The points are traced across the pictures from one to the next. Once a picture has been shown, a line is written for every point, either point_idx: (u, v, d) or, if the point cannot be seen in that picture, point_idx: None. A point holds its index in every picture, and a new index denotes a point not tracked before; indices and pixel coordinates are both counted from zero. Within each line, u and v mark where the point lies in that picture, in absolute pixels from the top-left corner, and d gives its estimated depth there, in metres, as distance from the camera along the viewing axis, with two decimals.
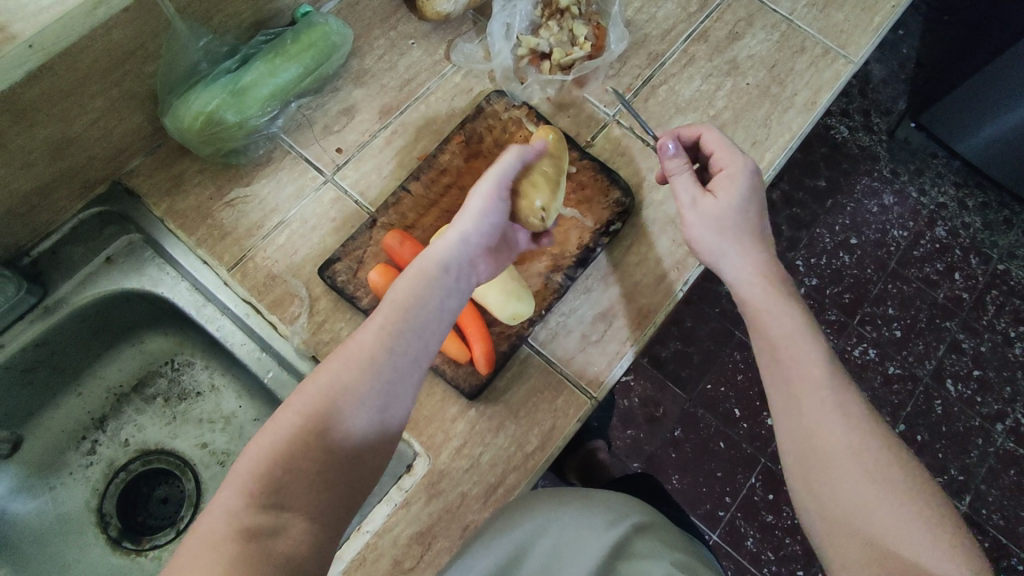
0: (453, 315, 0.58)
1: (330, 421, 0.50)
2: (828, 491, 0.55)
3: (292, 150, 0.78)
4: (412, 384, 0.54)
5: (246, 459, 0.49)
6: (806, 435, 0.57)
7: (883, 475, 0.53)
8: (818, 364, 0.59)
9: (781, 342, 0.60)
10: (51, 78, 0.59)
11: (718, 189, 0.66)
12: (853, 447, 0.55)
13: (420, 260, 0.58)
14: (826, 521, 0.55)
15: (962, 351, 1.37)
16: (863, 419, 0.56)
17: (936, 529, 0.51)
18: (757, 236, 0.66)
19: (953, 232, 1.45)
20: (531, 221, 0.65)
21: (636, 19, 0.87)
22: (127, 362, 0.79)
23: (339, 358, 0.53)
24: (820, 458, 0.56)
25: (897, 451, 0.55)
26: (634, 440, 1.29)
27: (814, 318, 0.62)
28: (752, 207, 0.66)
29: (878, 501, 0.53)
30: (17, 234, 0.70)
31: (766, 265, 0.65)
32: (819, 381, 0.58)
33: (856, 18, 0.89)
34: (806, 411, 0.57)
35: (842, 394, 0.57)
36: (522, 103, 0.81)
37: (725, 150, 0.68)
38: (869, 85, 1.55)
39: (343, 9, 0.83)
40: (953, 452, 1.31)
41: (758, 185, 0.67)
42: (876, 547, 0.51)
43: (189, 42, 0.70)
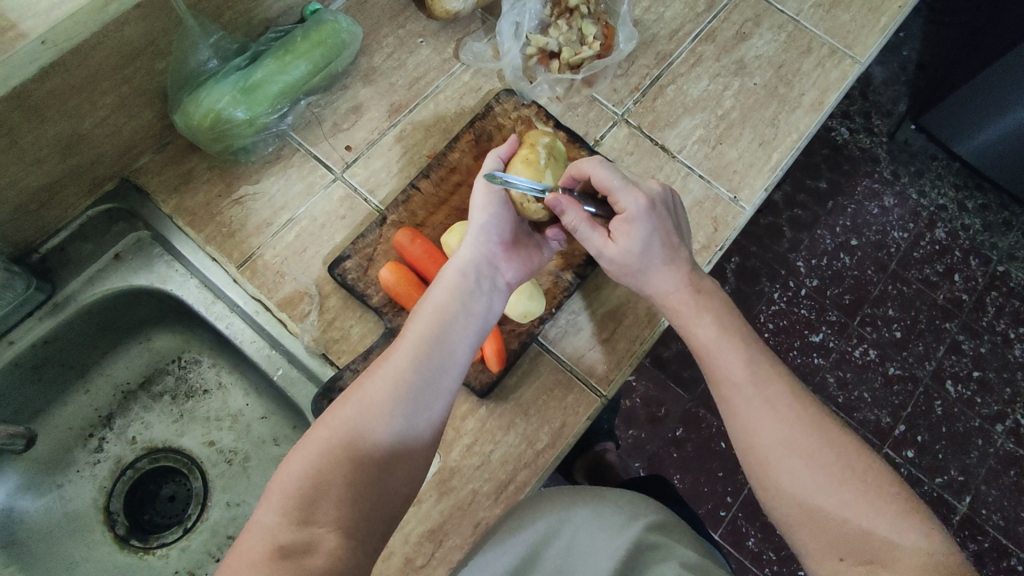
0: (478, 321, 0.59)
1: (360, 431, 0.50)
2: (777, 489, 0.54)
3: (301, 147, 0.78)
4: (440, 389, 0.54)
5: (280, 478, 0.49)
6: (745, 438, 0.56)
7: (823, 461, 0.53)
8: (741, 364, 0.58)
9: (703, 352, 0.60)
10: (64, 75, 0.59)
11: (616, 239, 0.61)
12: (787, 441, 0.54)
13: (443, 278, 0.60)
14: (782, 519, 0.55)
15: (962, 352, 1.38)
16: (792, 407, 0.56)
17: (880, 501, 0.52)
18: (664, 276, 0.62)
19: (953, 234, 1.46)
20: (529, 207, 0.65)
21: (645, 19, 0.87)
22: (135, 359, 0.79)
23: (368, 373, 0.54)
24: (762, 459, 0.55)
25: (829, 429, 0.55)
26: (636, 440, 1.29)
27: (732, 312, 0.62)
28: (657, 245, 0.61)
29: (825, 488, 0.52)
30: (27, 229, 0.69)
31: (677, 307, 0.62)
32: (743, 381, 0.57)
33: (862, 18, 0.89)
34: (738, 414, 0.57)
35: (768, 386, 0.57)
36: (531, 102, 0.81)
37: (618, 190, 0.61)
38: (870, 87, 1.55)
39: (351, 8, 0.83)
40: (953, 453, 1.32)
41: (657, 216, 0.62)
42: (833, 535, 0.52)
43: (200, 39, 0.70)
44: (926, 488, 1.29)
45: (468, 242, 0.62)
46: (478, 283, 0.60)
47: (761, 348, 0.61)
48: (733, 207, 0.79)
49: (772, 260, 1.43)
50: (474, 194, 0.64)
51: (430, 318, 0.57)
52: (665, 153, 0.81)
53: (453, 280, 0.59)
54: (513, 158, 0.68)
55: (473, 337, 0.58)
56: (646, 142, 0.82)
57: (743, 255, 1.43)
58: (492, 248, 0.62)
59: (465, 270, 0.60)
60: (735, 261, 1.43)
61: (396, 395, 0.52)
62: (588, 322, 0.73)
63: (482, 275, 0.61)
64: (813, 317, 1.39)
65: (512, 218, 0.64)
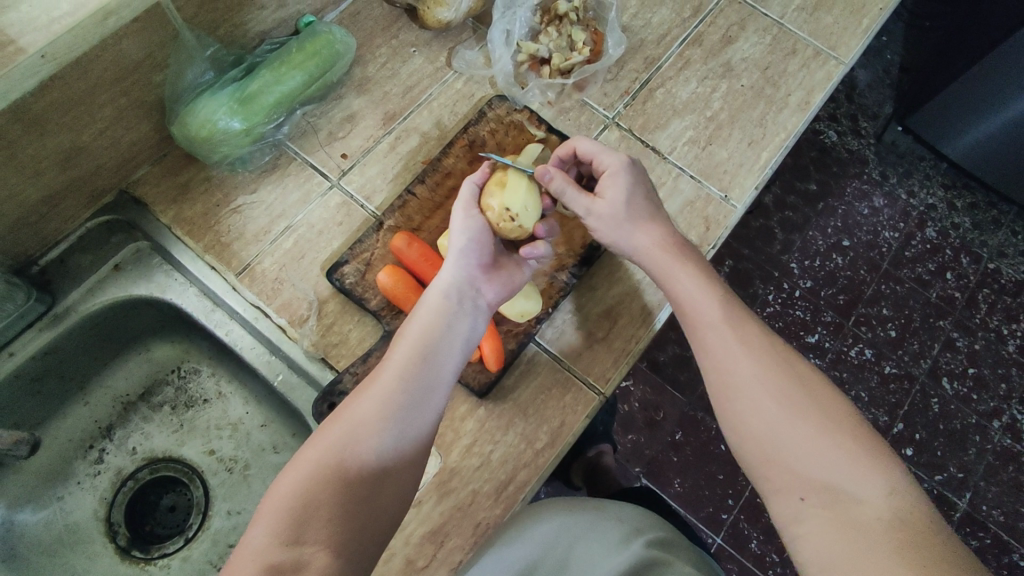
0: (464, 341, 0.59)
1: (350, 451, 0.51)
2: (746, 425, 0.57)
3: (297, 156, 0.79)
4: (429, 407, 0.55)
5: (271, 500, 0.50)
6: (720, 375, 0.59)
7: (793, 401, 0.55)
8: (717, 308, 0.61)
9: (685, 303, 0.62)
10: (63, 87, 0.60)
11: (603, 191, 0.66)
12: (759, 379, 0.57)
13: (426, 298, 0.61)
14: (749, 456, 0.57)
15: (957, 349, 1.39)
16: (766, 350, 0.59)
17: (848, 445, 0.53)
18: (648, 227, 0.65)
19: (943, 233, 1.48)
20: (506, 228, 0.66)
21: (633, 25, 0.89)
22: (134, 370, 0.79)
23: (356, 396, 0.55)
24: (734, 394, 0.57)
25: (801, 374, 0.58)
26: (635, 445, 1.29)
27: (711, 269, 0.65)
28: (640, 197, 0.66)
29: (792, 427, 0.54)
30: (26, 242, 0.70)
31: (664, 259, 0.64)
32: (720, 321, 0.60)
33: (845, 21, 0.92)
34: (713, 353, 0.59)
35: (744, 330, 0.60)
36: (523, 107, 0.82)
37: (600, 152, 0.68)
38: (855, 90, 1.58)
39: (345, 20, 0.85)
40: (951, 450, 1.32)
41: (640, 176, 0.67)
42: (797, 473, 0.53)
43: (196, 51, 0.71)
44: (926, 485, 1.30)
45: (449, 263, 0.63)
46: (460, 305, 0.61)
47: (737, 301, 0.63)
48: (725, 206, 0.81)
49: (765, 262, 1.44)
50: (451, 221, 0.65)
51: (416, 340, 0.57)
52: (656, 154, 0.83)
53: (437, 300, 0.60)
54: (488, 181, 0.68)
55: (459, 358, 0.58)
56: (637, 144, 0.83)
57: (736, 258, 1.44)
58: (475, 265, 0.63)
59: (448, 291, 0.61)
60: (728, 264, 1.44)
61: (386, 416, 0.53)
62: (584, 321, 0.73)
63: (465, 296, 0.61)
64: (808, 318, 1.40)
65: (489, 240, 0.64)
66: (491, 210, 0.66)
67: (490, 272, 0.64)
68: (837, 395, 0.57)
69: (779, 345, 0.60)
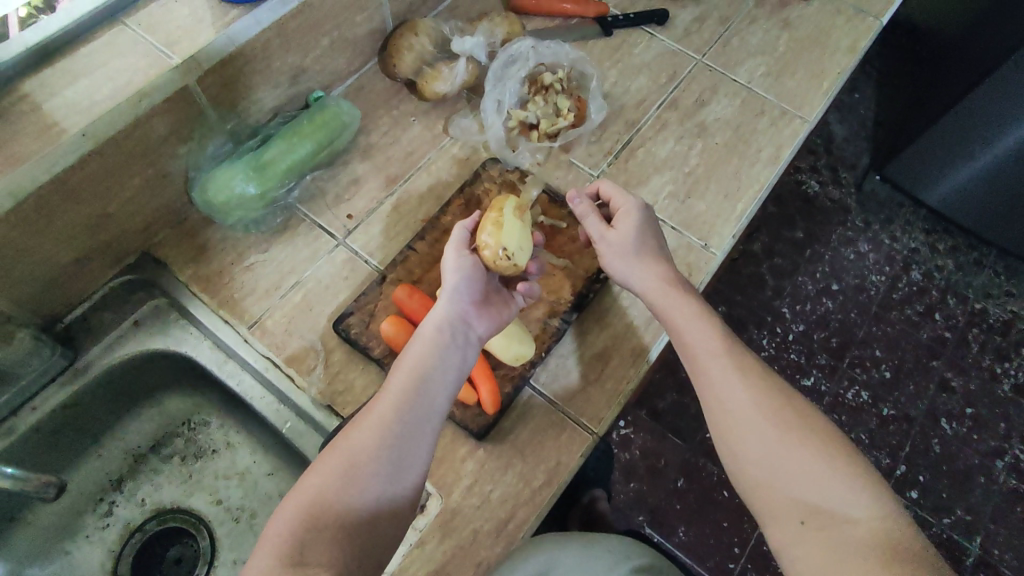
0: (455, 371, 0.64)
1: (349, 479, 0.56)
2: (744, 452, 0.62)
3: (306, 217, 0.85)
4: (423, 436, 0.60)
5: (277, 524, 0.55)
6: (718, 403, 0.64)
7: (786, 428, 0.61)
8: (715, 337, 0.67)
9: (684, 331, 0.68)
10: (98, 161, 0.67)
11: (616, 223, 0.74)
12: (756, 410, 0.62)
13: (421, 331, 0.66)
14: (744, 480, 0.62)
15: (952, 389, 1.42)
16: (759, 379, 0.65)
17: (839, 471, 0.59)
18: (653, 262, 0.72)
19: (928, 275, 1.54)
20: (501, 264, 0.71)
21: (614, 92, 0.98)
22: (146, 423, 0.83)
23: (354, 425, 0.60)
24: (732, 422, 0.63)
25: (793, 404, 0.63)
26: (638, 493, 1.30)
27: (709, 306, 0.71)
28: (648, 235, 0.74)
29: (789, 455, 0.60)
30: (54, 302, 0.75)
31: (663, 291, 0.71)
32: (718, 350, 0.66)
33: (808, 83, 1.00)
34: (712, 380, 0.65)
35: (740, 358, 0.66)
36: (514, 168, 0.89)
37: (616, 193, 0.77)
38: (833, 143, 1.67)
39: (350, 94, 0.93)
40: (957, 492, 1.33)
41: (650, 219, 0.76)
42: (791, 496, 0.59)
43: (217, 126, 0.79)
44: (935, 529, 1.29)
45: (441, 299, 0.68)
46: (452, 338, 0.66)
47: (732, 335, 0.69)
48: (705, 253, 0.86)
49: (756, 307, 1.49)
50: (444, 263, 0.71)
51: (411, 372, 0.62)
52: None
53: (430, 334, 0.65)
54: (480, 224, 0.74)
55: (451, 388, 0.63)
56: None
57: (728, 304, 1.49)
58: (465, 300, 0.68)
59: (441, 325, 0.66)
60: (721, 310, 1.49)
61: (381, 445, 0.58)
62: (576, 364, 0.77)
63: (456, 329, 0.66)
64: (802, 361, 1.44)
65: (480, 277, 0.70)
66: (486, 248, 0.71)
67: (480, 305, 0.69)
68: (828, 423, 0.63)
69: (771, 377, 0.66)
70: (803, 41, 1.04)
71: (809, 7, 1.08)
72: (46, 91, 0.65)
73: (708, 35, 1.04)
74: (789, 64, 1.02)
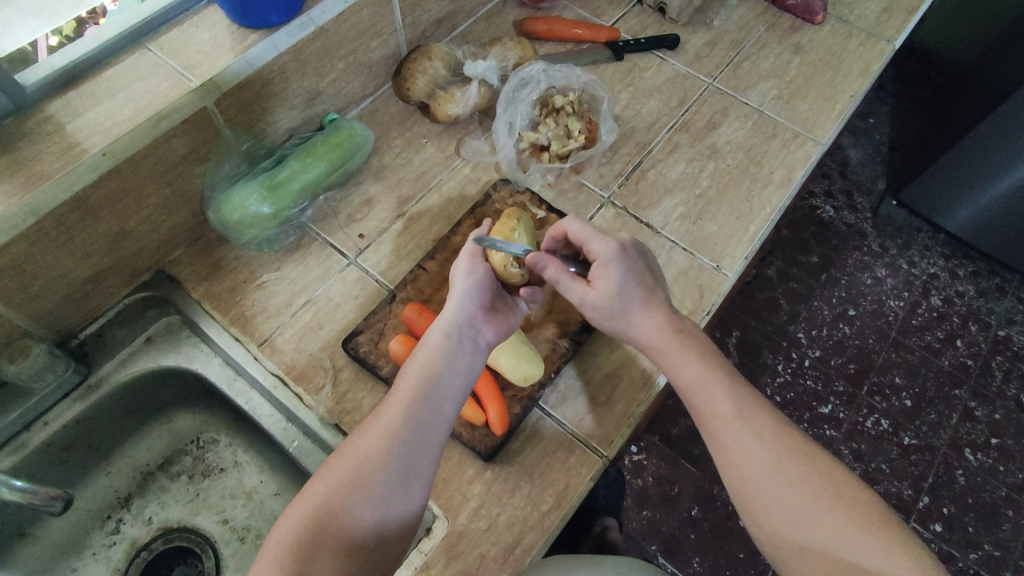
0: (464, 378, 0.63)
1: (355, 486, 0.56)
2: (770, 518, 0.60)
3: (318, 236, 0.86)
4: (429, 443, 0.59)
5: (282, 531, 0.55)
6: (738, 470, 0.62)
7: (809, 487, 0.60)
8: (725, 398, 0.64)
9: (691, 392, 0.66)
10: (118, 179, 0.69)
11: (595, 282, 0.68)
12: (776, 473, 0.61)
13: (427, 339, 0.65)
14: (776, 550, 0.60)
15: (976, 419, 1.37)
16: (776, 439, 0.62)
17: (868, 526, 0.57)
18: (646, 315, 0.68)
19: (948, 301, 1.51)
20: (509, 272, 0.73)
21: (624, 114, 0.98)
22: (155, 441, 0.83)
23: (360, 432, 0.60)
24: (755, 490, 0.61)
25: (812, 458, 0.62)
26: (651, 521, 1.27)
27: (712, 355, 0.67)
28: (634, 285, 0.68)
29: (817, 517, 0.58)
30: (71, 317, 0.76)
31: (660, 347, 0.67)
32: (730, 414, 0.64)
33: (819, 107, 1.00)
34: (729, 446, 0.63)
35: (753, 415, 0.64)
36: (524, 189, 0.90)
37: (591, 239, 0.69)
38: (848, 168, 1.67)
39: (365, 117, 0.95)
40: (984, 526, 1.27)
41: (632, 261, 0.69)
42: (825, 562, 0.57)
43: (233, 146, 0.80)
44: (961, 565, 1.24)
45: (446, 308, 0.67)
46: (460, 344, 0.65)
47: (745, 387, 0.66)
48: (717, 274, 0.85)
49: (772, 332, 1.47)
50: (457, 267, 0.69)
51: (418, 378, 0.62)
52: (650, 229, 0.88)
53: (438, 340, 0.64)
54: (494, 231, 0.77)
55: (458, 395, 0.63)
56: (632, 221, 0.89)
57: (743, 329, 1.47)
58: (472, 308, 0.67)
59: (449, 331, 0.65)
60: (736, 335, 1.47)
61: (387, 451, 0.58)
62: (586, 386, 0.76)
63: (465, 335, 0.65)
64: (819, 388, 1.41)
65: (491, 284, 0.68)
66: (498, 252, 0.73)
67: (488, 312, 0.68)
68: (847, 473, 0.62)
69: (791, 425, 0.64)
70: (815, 65, 1.05)
71: (820, 31, 1.09)
72: (71, 112, 0.66)
73: (719, 59, 1.05)
74: (801, 88, 1.02)
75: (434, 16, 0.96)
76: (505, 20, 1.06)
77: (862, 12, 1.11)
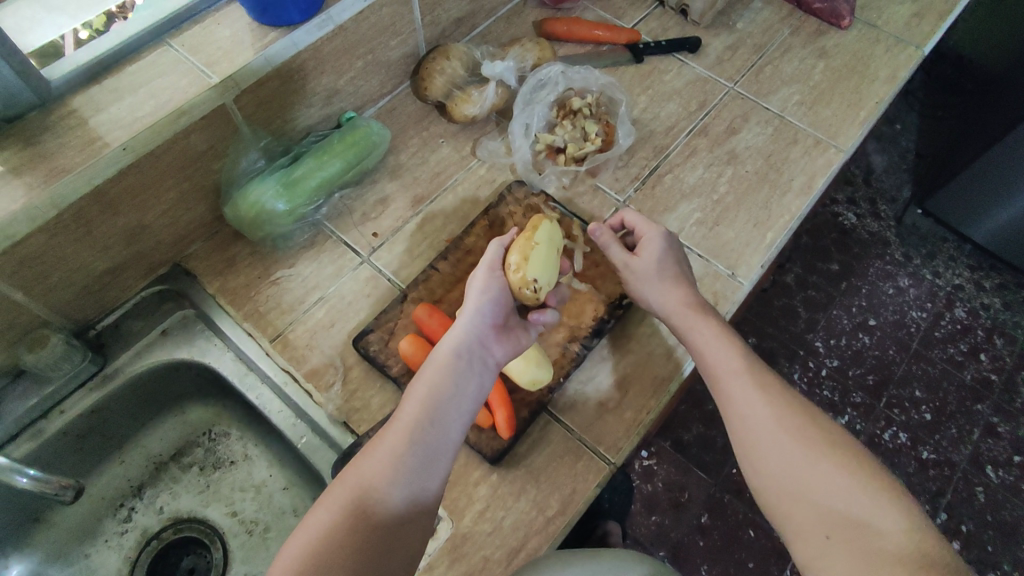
0: (472, 398, 0.63)
1: (361, 510, 0.56)
2: (766, 467, 0.60)
3: (333, 234, 0.86)
4: (437, 463, 0.59)
5: (285, 560, 0.54)
6: (740, 420, 0.62)
7: (808, 440, 0.59)
8: (737, 357, 0.66)
9: (704, 349, 0.67)
10: (136, 173, 0.70)
11: (640, 250, 0.73)
12: (776, 424, 0.60)
13: (436, 357, 0.65)
14: (770, 499, 0.59)
15: (999, 435, 1.34)
16: (781, 397, 0.62)
17: (865, 482, 0.56)
18: (676, 285, 0.71)
19: (973, 313, 1.47)
20: (525, 293, 0.70)
21: (643, 118, 0.97)
22: (169, 432, 0.84)
23: (365, 455, 0.59)
24: (753, 439, 0.61)
25: (815, 416, 0.61)
26: (659, 527, 1.26)
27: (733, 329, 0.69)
28: (672, 259, 0.73)
29: (812, 467, 0.58)
30: (88, 308, 0.77)
31: (686, 313, 0.69)
32: (740, 370, 0.65)
33: (843, 113, 0.98)
34: (735, 398, 0.63)
35: (761, 376, 0.64)
36: (540, 191, 0.89)
37: (640, 219, 0.76)
38: (872, 174, 1.63)
39: (383, 115, 0.96)
40: (1004, 545, 1.24)
41: (675, 245, 0.74)
42: (819, 510, 0.56)
43: (251, 143, 0.81)
44: None
45: (456, 325, 0.67)
46: (470, 362, 0.65)
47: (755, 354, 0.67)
48: (732, 282, 0.84)
49: (788, 340, 1.45)
50: (472, 281, 0.70)
51: (425, 397, 0.62)
52: None
53: (447, 358, 0.64)
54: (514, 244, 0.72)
55: (466, 415, 0.63)
56: None
57: (759, 336, 1.45)
58: (482, 325, 0.67)
59: (458, 348, 0.65)
60: (751, 342, 1.45)
61: (395, 474, 0.58)
62: (596, 392, 0.76)
63: (474, 353, 0.65)
64: (836, 399, 1.38)
65: (505, 302, 0.69)
66: (516, 271, 0.70)
67: (498, 330, 0.68)
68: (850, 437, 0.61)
69: None
70: (839, 70, 1.03)
71: (846, 36, 1.06)
72: (93, 107, 0.67)
73: (741, 63, 1.03)
74: (824, 93, 1.00)
75: (454, 16, 0.96)
76: (525, 20, 1.05)
77: (890, 17, 1.08)
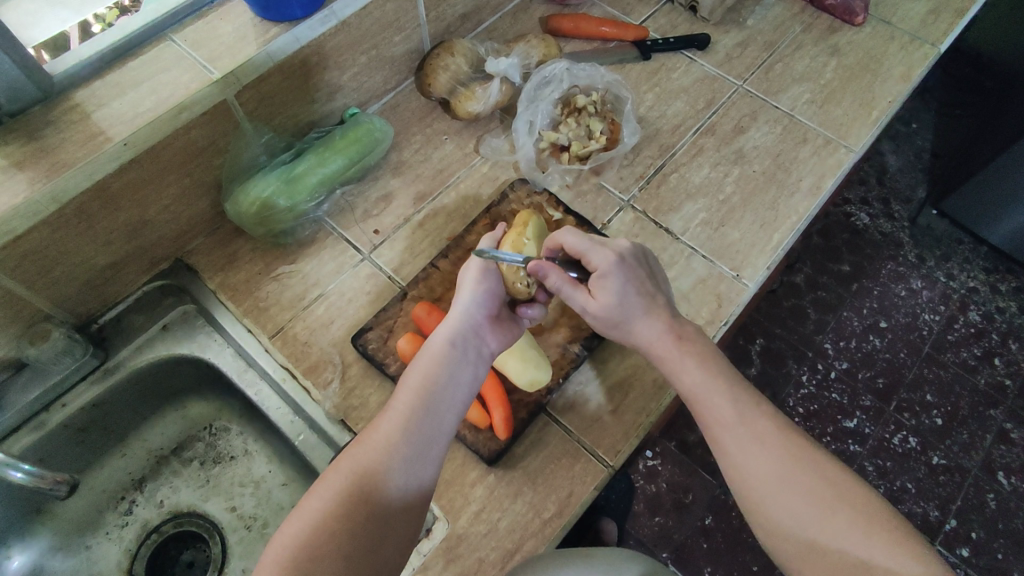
0: (465, 390, 0.63)
1: (355, 501, 0.55)
2: (775, 524, 0.58)
3: (334, 231, 0.86)
4: (431, 455, 0.59)
5: (275, 550, 0.53)
6: (742, 477, 0.60)
7: (812, 490, 0.58)
8: (727, 405, 0.62)
9: (692, 400, 0.64)
10: (138, 169, 0.70)
11: (595, 294, 0.66)
12: (778, 477, 0.59)
13: (428, 347, 0.64)
14: (783, 554, 0.58)
15: (1012, 442, 1.31)
16: (778, 442, 0.60)
17: (873, 525, 0.55)
18: (647, 324, 0.66)
19: (988, 317, 1.44)
20: (517, 287, 0.70)
21: (649, 115, 0.96)
22: (170, 426, 0.85)
23: (358, 444, 0.59)
24: (758, 495, 0.59)
25: (815, 457, 0.60)
26: (662, 528, 1.25)
27: (718, 362, 0.65)
28: (634, 295, 0.66)
29: (822, 518, 0.56)
30: (90, 302, 0.78)
31: (664, 354, 0.66)
32: (731, 419, 0.62)
33: (854, 112, 0.96)
34: (729, 451, 0.61)
35: (755, 421, 0.62)
36: (542, 190, 0.88)
37: (589, 251, 0.67)
38: (886, 174, 1.60)
39: (386, 112, 0.95)
40: (1015, 554, 1.22)
41: (631, 273, 0.67)
42: (835, 563, 0.55)
43: (253, 139, 0.81)
44: None
45: (450, 315, 0.66)
46: (464, 354, 0.64)
47: (745, 389, 0.64)
48: (737, 284, 0.83)
49: (797, 341, 1.43)
50: (465, 273, 0.68)
51: (420, 387, 0.61)
52: (669, 235, 0.86)
53: (442, 350, 0.63)
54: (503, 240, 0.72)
55: (460, 407, 0.62)
56: (651, 226, 0.87)
57: (767, 337, 1.44)
58: (477, 317, 0.66)
59: (453, 339, 0.64)
60: (759, 343, 1.43)
61: (388, 464, 0.57)
62: (595, 393, 0.75)
63: (469, 345, 0.65)
64: (845, 402, 1.36)
65: (499, 294, 0.68)
66: (507, 263, 0.70)
67: (491, 323, 0.67)
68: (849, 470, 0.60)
69: (808, 442, 0.61)
70: (852, 68, 1.01)
71: (860, 33, 1.04)
72: (96, 101, 0.67)
73: (751, 60, 1.02)
74: (835, 92, 0.98)
75: (459, 12, 0.95)
76: (531, 16, 1.04)
77: (905, 14, 1.06)
